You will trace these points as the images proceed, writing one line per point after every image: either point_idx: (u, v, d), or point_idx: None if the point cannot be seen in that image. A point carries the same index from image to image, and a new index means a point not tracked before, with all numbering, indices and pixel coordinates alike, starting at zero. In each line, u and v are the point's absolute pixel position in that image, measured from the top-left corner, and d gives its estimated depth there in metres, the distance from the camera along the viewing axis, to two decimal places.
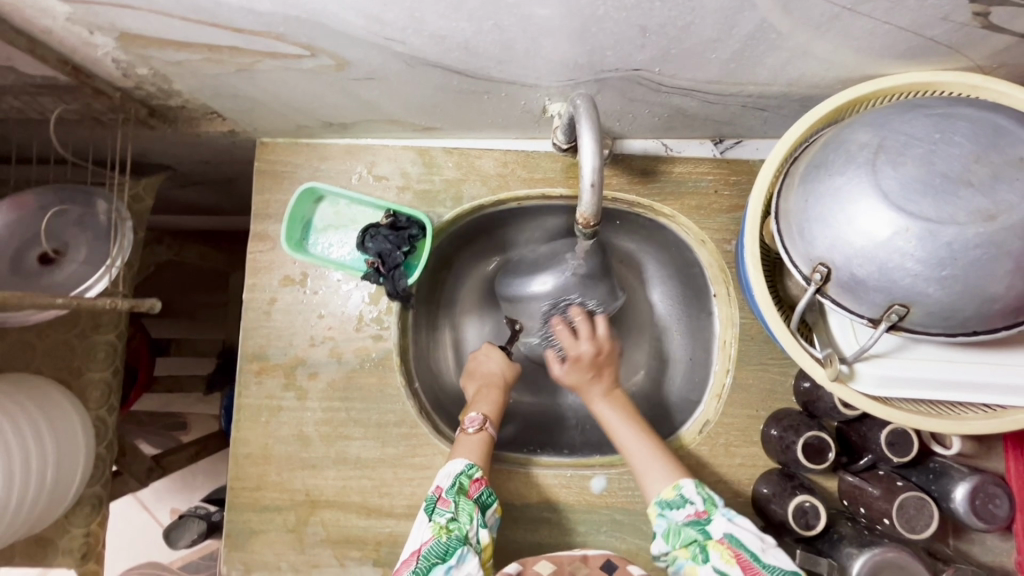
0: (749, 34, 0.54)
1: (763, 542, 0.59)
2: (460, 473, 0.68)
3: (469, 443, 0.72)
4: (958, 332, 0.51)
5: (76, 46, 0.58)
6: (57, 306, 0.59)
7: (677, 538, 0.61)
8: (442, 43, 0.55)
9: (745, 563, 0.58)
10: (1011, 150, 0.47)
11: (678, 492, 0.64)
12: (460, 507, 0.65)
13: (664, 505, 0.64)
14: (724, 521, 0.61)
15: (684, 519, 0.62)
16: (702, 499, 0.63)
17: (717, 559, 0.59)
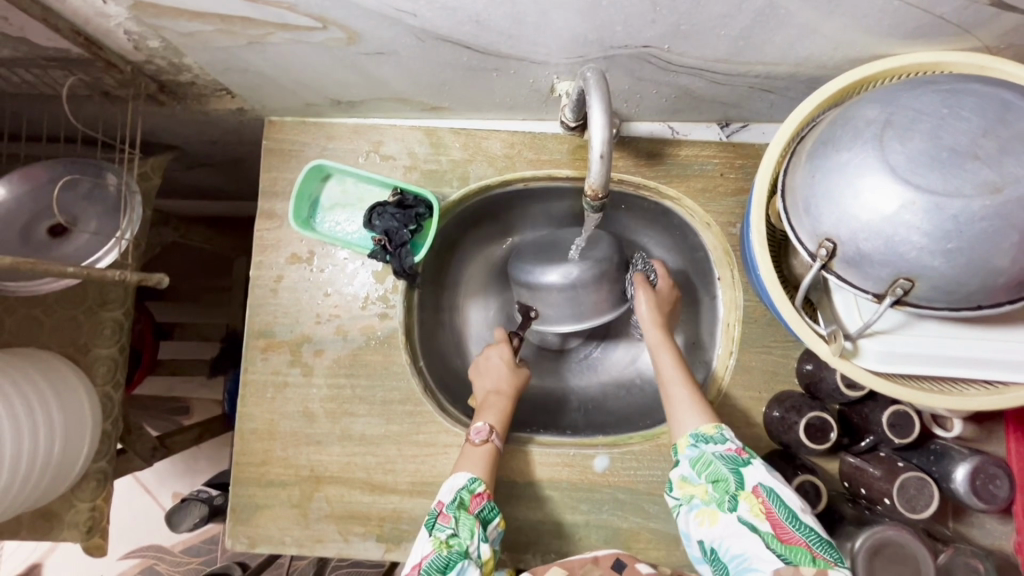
0: (759, 9, 0.54)
1: (797, 503, 0.58)
2: (462, 488, 0.67)
3: (477, 456, 0.72)
4: (961, 307, 0.51)
5: (89, 16, 0.58)
6: (68, 275, 0.59)
7: (707, 470, 0.61)
8: (453, 16, 0.55)
9: (776, 518, 0.57)
10: (1018, 125, 0.47)
11: (719, 431, 0.64)
12: (460, 521, 0.65)
13: (700, 438, 0.64)
14: (760, 471, 0.60)
15: (721, 454, 0.62)
16: (741, 443, 0.63)
17: (745, 507, 0.58)
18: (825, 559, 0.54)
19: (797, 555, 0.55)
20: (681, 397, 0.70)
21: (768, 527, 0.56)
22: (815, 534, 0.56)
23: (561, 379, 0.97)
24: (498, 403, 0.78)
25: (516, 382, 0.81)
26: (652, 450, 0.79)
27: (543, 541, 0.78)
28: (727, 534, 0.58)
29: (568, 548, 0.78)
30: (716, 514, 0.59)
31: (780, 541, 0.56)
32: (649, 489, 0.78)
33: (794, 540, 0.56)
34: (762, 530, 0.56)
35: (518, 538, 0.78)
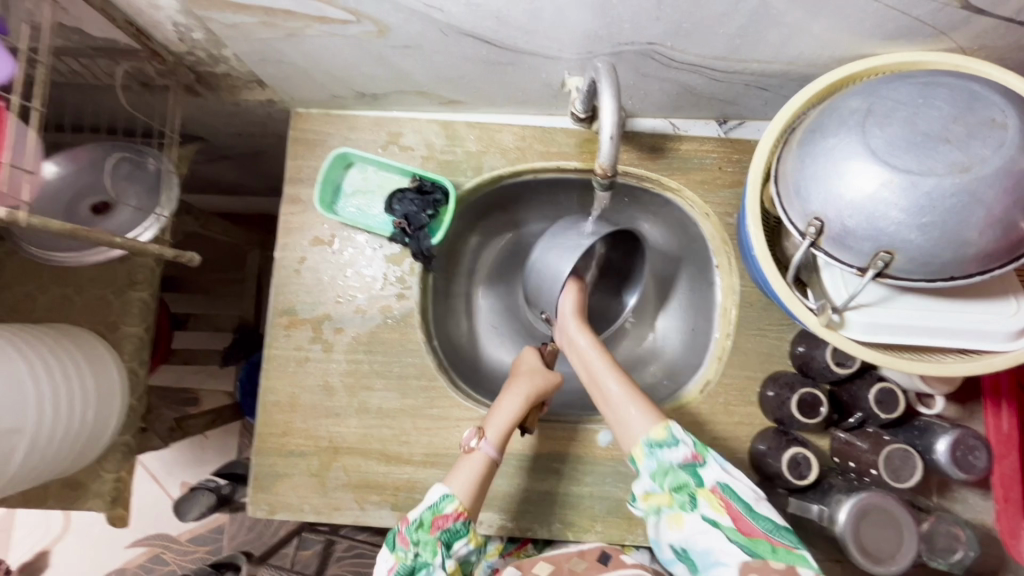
0: (753, 10, 0.60)
1: (755, 493, 0.64)
2: (427, 508, 0.69)
3: (468, 469, 0.72)
4: (936, 277, 0.56)
5: (142, 8, 0.64)
6: (116, 245, 0.64)
7: (668, 480, 0.65)
8: (476, 12, 0.60)
9: (735, 512, 0.62)
10: (984, 113, 0.53)
11: (667, 433, 0.67)
12: (420, 543, 0.68)
13: (654, 446, 0.66)
14: (716, 469, 0.65)
15: (677, 462, 0.65)
16: (695, 443, 0.66)
17: (706, 505, 0.64)
18: (783, 546, 0.60)
19: (757, 545, 0.60)
20: (620, 396, 0.72)
21: (728, 520, 0.62)
22: (771, 523, 0.62)
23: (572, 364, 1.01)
24: (507, 405, 0.76)
25: (541, 387, 0.78)
26: None
27: (549, 511, 0.82)
28: (693, 535, 0.63)
29: (573, 517, 0.82)
30: (681, 517, 0.64)
31: (741, 533, 0.61)
32: None
33: (753, 532, 0.61)
34: (724, 526, 0.62)
35: (525, 507, 0.82)
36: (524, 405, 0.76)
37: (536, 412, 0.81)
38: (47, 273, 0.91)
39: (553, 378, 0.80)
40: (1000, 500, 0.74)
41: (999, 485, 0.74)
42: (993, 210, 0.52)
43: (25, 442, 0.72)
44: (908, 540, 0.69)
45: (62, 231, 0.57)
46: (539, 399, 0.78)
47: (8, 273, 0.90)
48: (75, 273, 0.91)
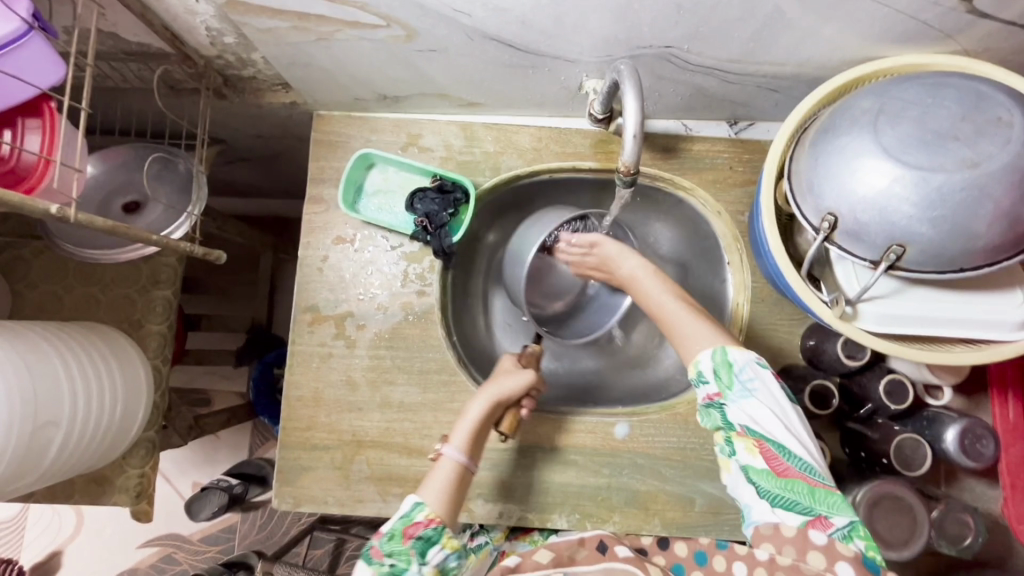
0: (767, 15, 0.62)
1: (782, 431, 0.63)
2: (399, 517, 0.67)
3: (437, 480, 0.71)
4: (947, 269, 0.59)
5: (178, 13, 0.66)
6: (152, 243, 0.66)
7: (709, 421, 0.68)
8: (502, 16, 0.63)
9: (768, 454, 0.62)
10: (991, 112, 0.56)
11: (697, 370, 0.68)
12: (394, 553, 0.65)
13: (698, 381, 0.68)
14: (739, 408, 0.64)
15: (704, 401, 0.68)
16: (717, 381, 0.66)
17: (742, 452, 0.64)
18: (822, 488, 0.60)
19: (792, 490, 0.61)
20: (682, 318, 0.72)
21: (762, 463, 0.63)
22: (804, 463, 0.61)
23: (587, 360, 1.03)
24: (473, 407, 0.75)
25: (505, 387, 0.77)
26: (669, 419, 0.85)
27: (567, 502, 0.84)
28: (739, 483, 0.65)
29: (591, 508, 0.84)
30: (728, 462, 0.66)
31: (775, 478, 0.62)
32: (665, 454, 0.85)
33: (789, 475, 0.61)
34: (758, 471, 0.63)
35: (545, 498, 0.84)
36: (485, 405, 0.75)
37: (512, 416, 0.78)
38: (73, 268, 0.92)
39: (520, 380, 0.78)
40: (1007, 487, 0.76)
41: (1006, 472, 0.76)
42: (1000, 203, 0.54)
43: (59, 435, 0.73)
44: (921, 525, 0.71)
45: (105, 229, 0.59)
46: (505, 400, 0.77)
47: (33, 271, 0.91)
48: (100, 270, 0.92)
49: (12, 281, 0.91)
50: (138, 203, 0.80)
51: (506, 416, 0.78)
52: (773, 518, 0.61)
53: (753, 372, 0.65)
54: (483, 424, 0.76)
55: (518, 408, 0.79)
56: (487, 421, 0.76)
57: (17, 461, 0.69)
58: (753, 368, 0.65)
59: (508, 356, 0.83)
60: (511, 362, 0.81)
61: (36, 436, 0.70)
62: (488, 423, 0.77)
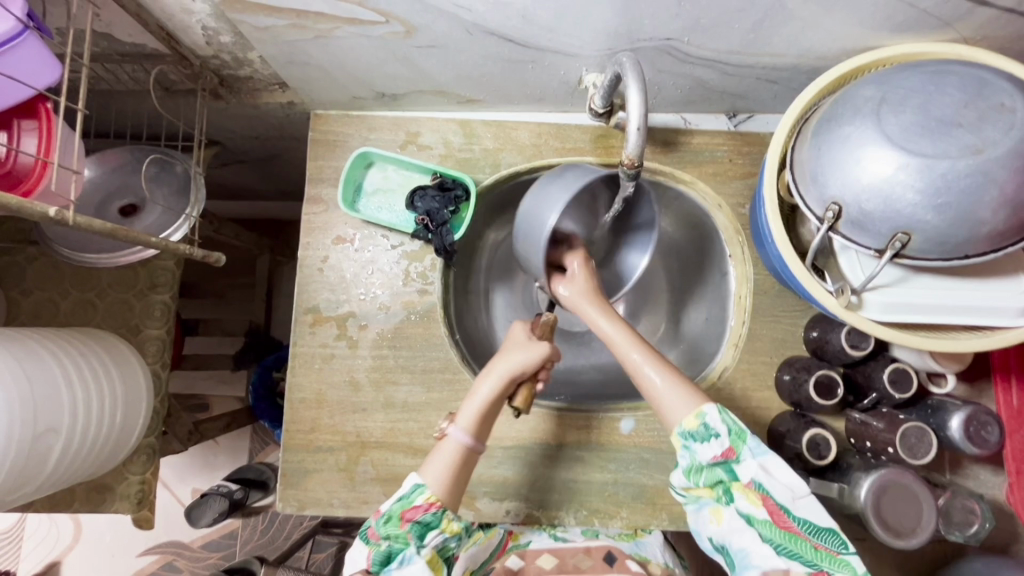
0: (768, 6, 0.62)
1: (794, 490, 0.62)
2: (397, 500, 0.67)
3: (441, 458, 0.69)
4: (951, 256, 0.59)
5: (174, 12, 0.65)
6: (153, 246, 0.64)
7: (704, 475, 0.65)
8: (503, 11, 0.62)
9: (772, 508, 0.62)
10: (993, 99, 0.56)
11: (701, 422, 0.64)
12: (391, 535, 0.66)
13: (687, 436, 0.65)
14: (752, 466, 0.63)
15: (710, 460, 0.64)
16: (730, 435, 0.63)
17: (743, 500, 0.63)
18: (825, 547, 0.61)
19: (795, 543, 0.61)
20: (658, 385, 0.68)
21: (765, 515, 0.62)
22: (809, 523, 0.61)
23: (589, 356, 1.03)
24: (482, 389, 0.72)
25: (517, 361, 0.72)
26: None
27: (574, 499, 0.84)
28: (733, 530, 0.64)
29: (599, 504, 0.84)
30: (720, 512, 0.65)
31: (779, 529, 0.62)
32: (671, 448, 0.85)
33: (792, 529, 0.61)
34: (761, 522, 0.62)
35: (553, 496, 0.84)
36: (494, 383, 0.71)
37: (527, 392, 0.72)
38: (69, 274, 0.90)
39: (536, 353, 0.73)
40: (1013, 473, 0.78)
41: (1011, 459, 0.78)
42: (1005, 189, 0.54)
43: (59, 443, 0.72)
44: (927, 515, 0.71)
45: (105, 232, 0.58)
46: (518, 376, 0.72)
47: (27, 278, 0.90)
48: (97, 275, 0.91)
49: (6, 288, 0.89)
50: (135, 206, 0.80)
51: (522, 390, 0.72)
52: (780, 564, 0.61)
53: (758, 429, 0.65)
54: (497, 401, 0.72)
55: (533, 381, 0.73)
56: (498, 398, 0.72)
57: (18, 470, 0.67)
58: None
59: (520, 325, 0.78)
60: (525, 334, 0.76)
61: (36, 445, 0.69)
62: (500, 397, 0.73)
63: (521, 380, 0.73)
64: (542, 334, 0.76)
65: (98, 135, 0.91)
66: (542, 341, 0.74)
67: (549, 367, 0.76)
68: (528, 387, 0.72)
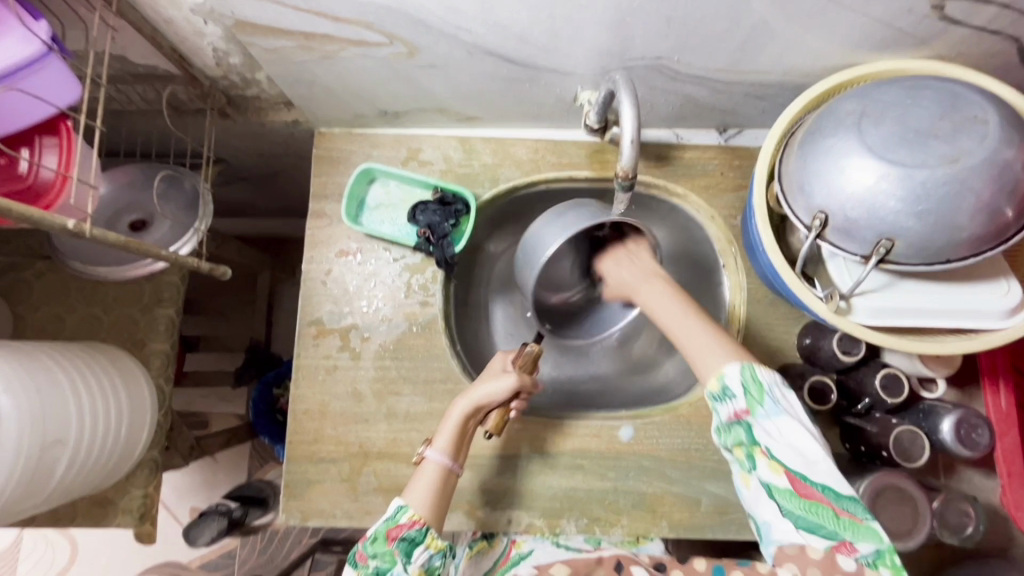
0: (753, 25, 0.65)
1: (808, 455, 0.62)
2: (384, 520, 0.69)
3: (423, 479, 0.72)
4: (934, 261, 0.61)
5: (187, 36, 0.69)
6: (163, 258, 0.66)
7: (730, 437, 0.66)
8: (501, 32, 0.66)
9: (790, 474, 0.61)
10: (967, 111, 0.59)
11: (721, 384, 0.66)
12: (378, 555, 0.67)
13: (716, 398, 0.67)
14: (766, 427, 0.63)
15: (727, 419, 0.66)
16: (745, 396, 0.65)
17: (764, 469, 0.63)
18: (848, 515, 0.59)
19: (815, 512, 0.60)
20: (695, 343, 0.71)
21: (784, 483, 0.61)
22: (830, 488, 0.60)
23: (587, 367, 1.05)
24: (455, 412, 0.75)
25: (486, 392, 0.75)
26: (672, 420, 0.87)
27: (575, 507, 0.84)
28: (758, 500, 0.64)
29: (599, 512, 0.84)
30: (747, 481, 0.65)
31: (798, 498, 0.61)
32: (670, 455, 0.86)
33: (813, 497, 0.60)
34: (779, 491, 0.61)
35: (553, 504, 0.84)
36: (464, 410, 0.75)
37: (500, 416, 0.77)
38: (76, 288, 0.92)
39: (502, 384, 0.75)
40: (1004, 475, 0.77)
41: (1003, 460, 0.77)
42: (981, 196, 0.57)
43: (66, 454, 0.73)
44: (922, 516, 0.72)
45: (118, 244, 0.60)
46: (486, 404, 0.75)
47: (35, 294, 0.91)
48: (103, 290, 0.92)
49: (14, 304, 0.91)
50: (143, 221, 0.82)
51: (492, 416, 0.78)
52: (797, 539, 0.60)
53: (779, 393, 0.65)
54: (467, 425, 0.75)
55: (505, 407, 0.77)
56: (470, 422, 0.76)
57: (25, 481, 0.68)
58: (778, 388, 0.65)
59: (503, 355, 0.82)
60: (501, 363, 0.79)
61: (43, 456, 0.70)
62: (471, 422, 0.77)
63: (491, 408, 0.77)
64: (520, 364, 0.78)
65: (107, 155, 0.94)
66: (514, 371, 0.77)
67: (526, 396, 0.78)
68: (499, 413, 0.76)
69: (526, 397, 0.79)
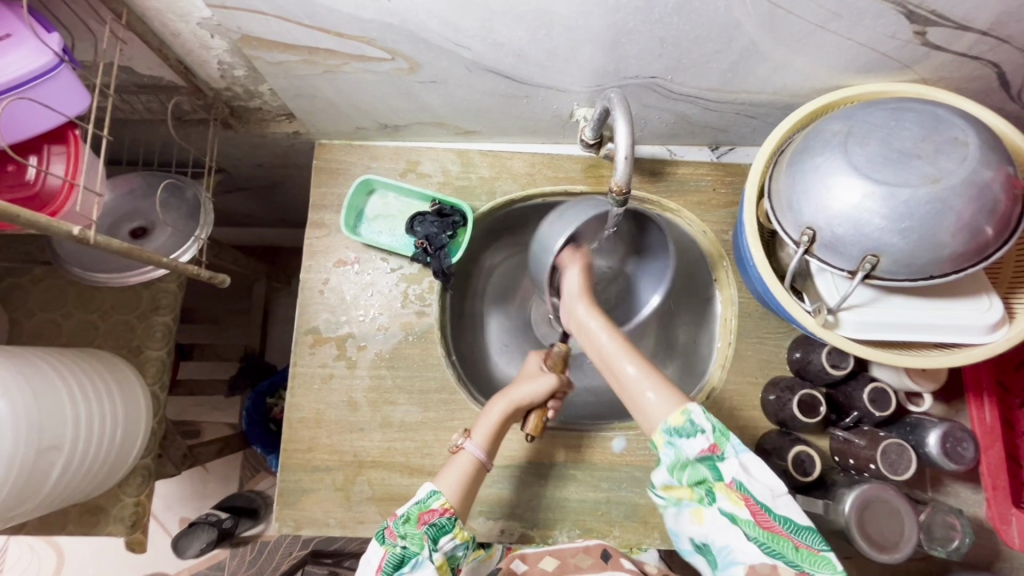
0: (743, 48, 0.68)
1: (774, 489, 0.63)
2: (415, 503, 0.70)
3: (456, 469, 0.73)
4: (918, 277, 0.63)
5: (193, 48, 0.70)
6: (163, 266, 0.67)
7: (687, 474, 0.66)
8: (500, 50, 0.68)
9: (754, 507, 0.62)
10: (948, 133, 0.61)
11: (687, 419, 0.66)
12: (407, 535, 0.68)
13: (673, 433, 0.66)
14: (734, 464, 0.64)
15: (697, 454, 0.65)
16: (714, 432, 0.64)
17: (725, 501, 0.64)
18: (806, 547, 0.62)
19: (777, 542, 0.62)
20: (637, 380, 0.71)
21: (747, 515, 0.63)
22: (792, 522, 0.62)
23: (581, 377, 1.06)
24: (494, 409, 0.76)
25: (526, 393, 0.77)
26: None
27: (568, 518, 0.85)
28: (716, 529, 0.66)
29: (592, 523, 0.85)
30: (702, 512, 0.67)
31: (761, 529, 0.63)
32: None
33: (775, 529, 0.62)
34: (743, 521, 0.63)
35: (548, 515, 0.85)
36: (504, 409, 0.76)
37: (539, 417, 0.77)
38: (74, 294, 0.93)
39: (542, 382, 0.79)
40: (988, 488, 0.79)
41: (987, 474, 0.79)
42: (961, 215, 0.59)
43: (61, 459, 0.73)
44: (909, 527, 0.73)
45: (121, 251, 0.61)
46: (525, 404, 0.77)
47: (31, 299, 0.92)
48: (100, 297, 0.93)
49: (10, 310, 0.91)
50: (145, 228, 0.83)
51: (530, 419, 0.78)
52: (761, 560, 0.63)
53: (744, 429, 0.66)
54: (504, 425, 0.77)
55: (544, 408, 0.78)
56: (509, 421, 0.77)
57: (19, 486, 0.68)
58: None
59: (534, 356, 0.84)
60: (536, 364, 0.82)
61: (39, 460, 0.70)
62: (509, 422, 0.78)
63: (530, 409, 0.78)
64: (553, 364, 0.81)
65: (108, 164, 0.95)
66: (551, 372, 0.80)
67: (560, 396, 0.81)
68: (538, 415, 0.77)
69: (560, 397, 0.81)
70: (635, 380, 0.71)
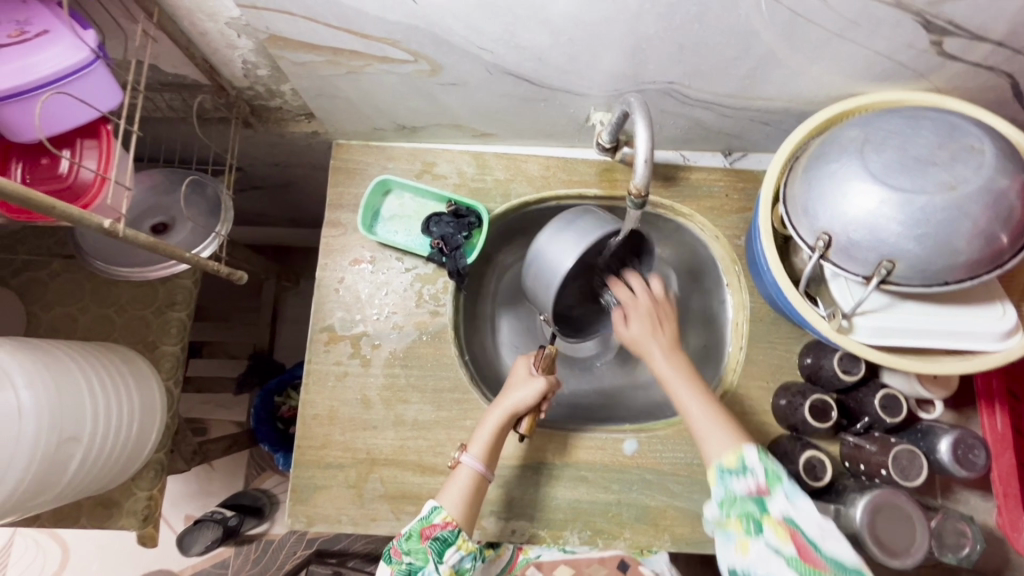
0: (761, 55, 0.69)
1: (824, 529, 0.62)
2: (418, 519, 0.73)
3: (455, 486, 0.75)
4: (933, 283, 0.63)
5: (220, 47, 0.71)
6: (186, 261, 0.68)
7: (733, 508, 0.66)
8: (521, 54, 0.69)
9: (801, 543, 0.61)
10: (963, 142, 0.62)
11: (740, 461, 0.68)
12: (412, 551, 0.71)
13: (725, 471, 0.68)
14: (783, 501, 0.64)
15: (744, 492, 0.66)
16: (765, 475, 0.66)
17: (771, 535, 0.62)
18: None
19: None
20: (705, 417, 0.72)
21: (793, 550, 0.61)
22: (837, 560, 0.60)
23: (590, 379, 1.07)
24: (490, 420, 0.78)
25: (518, 399, 0.78)
26: (675, 434, 0.88)
27: (579, 519, 0.85)
28: (757, 562, 0.62)
29: (602, 524, 0.85)
30: (745, 544, 0.64)
31: (805, 565, 0.60)
32: (672, 470, 0.87)
33: (819, 567, 0.60)
34: (787, 555, 0.61)
35: (559, 516, 0.85)
36: (500, 418, 0.77)
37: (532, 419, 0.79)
38: (92, 289, 0.93)
39: (532, 387, 0.78)
40: (999, 495, 0.79)
41: (999, 481, 0.79)
42: (977, 222, 0.60)
43: (79, 451, 0.74)
44: (920, 534, 0.73)
45: (146, 245, 0.61)
46: (520, 411, 0.78)
47: (49, 293, 0.93)
48: (117, 292, 0.94)
49: (28, 303, 0.92)
50: (165, 224, 0.85)
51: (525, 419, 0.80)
52: None
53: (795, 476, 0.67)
54: (501, 434, 0.78)
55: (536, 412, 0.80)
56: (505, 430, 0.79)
57: (39, 478, 0.69)
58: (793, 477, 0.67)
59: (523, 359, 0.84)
60: (526, 368, 0.82)
61: (59, 451, 0.71)
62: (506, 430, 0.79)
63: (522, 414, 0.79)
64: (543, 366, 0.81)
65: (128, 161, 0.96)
66: (541, 376, 0.80)
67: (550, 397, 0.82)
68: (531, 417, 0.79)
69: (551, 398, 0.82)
70: (701, 414, 0.73)
